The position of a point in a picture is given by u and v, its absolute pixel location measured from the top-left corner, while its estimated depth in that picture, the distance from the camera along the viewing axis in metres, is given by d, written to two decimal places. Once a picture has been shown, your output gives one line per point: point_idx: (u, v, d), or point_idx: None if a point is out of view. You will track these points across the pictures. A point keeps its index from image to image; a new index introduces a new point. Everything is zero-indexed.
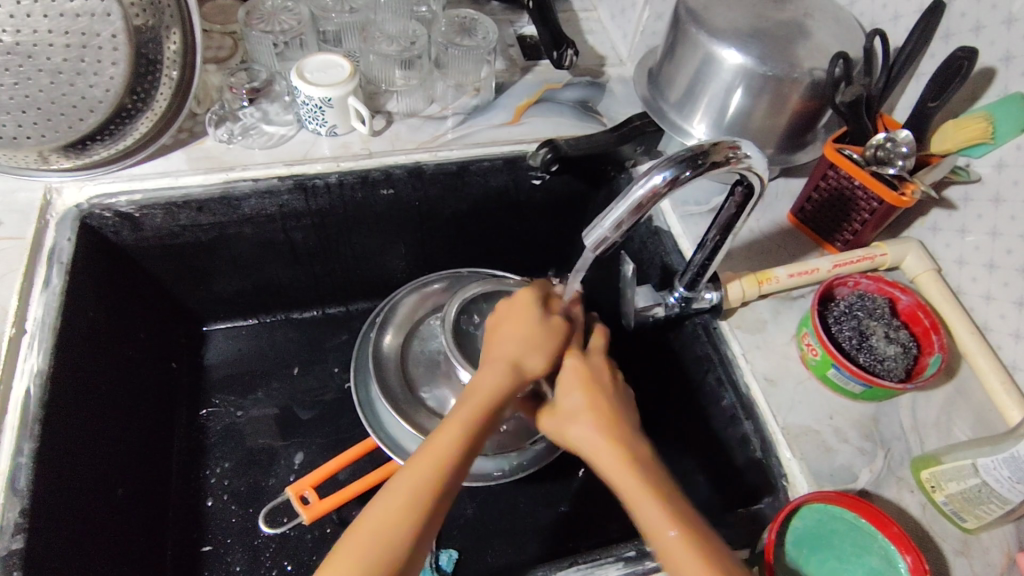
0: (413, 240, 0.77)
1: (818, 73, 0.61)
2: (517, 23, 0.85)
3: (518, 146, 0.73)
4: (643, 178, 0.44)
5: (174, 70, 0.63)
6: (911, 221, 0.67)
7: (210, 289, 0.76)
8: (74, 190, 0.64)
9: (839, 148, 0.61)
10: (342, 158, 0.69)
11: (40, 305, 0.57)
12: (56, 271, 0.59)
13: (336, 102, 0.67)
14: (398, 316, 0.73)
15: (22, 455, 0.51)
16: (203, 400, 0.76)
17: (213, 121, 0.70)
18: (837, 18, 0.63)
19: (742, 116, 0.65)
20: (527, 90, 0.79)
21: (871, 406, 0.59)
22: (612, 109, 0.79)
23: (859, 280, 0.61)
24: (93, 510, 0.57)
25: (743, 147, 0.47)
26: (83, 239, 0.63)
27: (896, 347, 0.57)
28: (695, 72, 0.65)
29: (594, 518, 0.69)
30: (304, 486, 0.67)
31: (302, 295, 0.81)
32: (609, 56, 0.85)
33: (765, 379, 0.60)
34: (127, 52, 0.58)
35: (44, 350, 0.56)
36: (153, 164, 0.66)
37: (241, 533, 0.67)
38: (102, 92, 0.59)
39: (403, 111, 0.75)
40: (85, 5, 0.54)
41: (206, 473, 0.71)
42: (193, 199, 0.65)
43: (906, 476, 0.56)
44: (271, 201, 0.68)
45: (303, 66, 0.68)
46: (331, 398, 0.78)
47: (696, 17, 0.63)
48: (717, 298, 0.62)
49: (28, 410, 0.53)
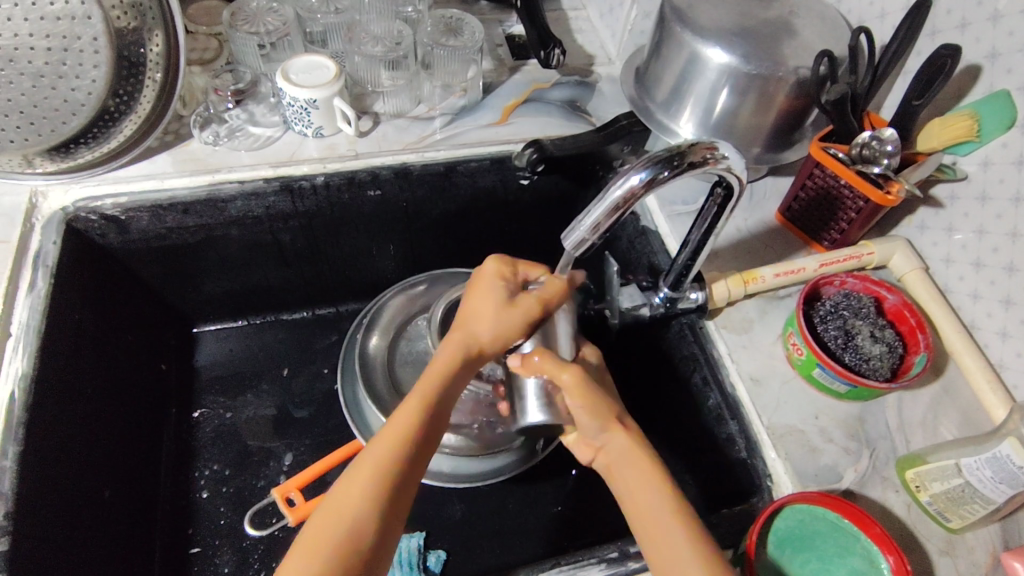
0: (402, 239, 0.77)
1: (803, 71, 0.60)
2: (505, 23, 0.85)
3: (505, 146, 0.73)
4: (621, 179, 0.44)
5: (157, 73, 0.63)
6: (898, 220, 0.66)
7: (200, 291, 0.76)
8: (59, 193, 0.64)
9: (825, 147, 0.61)
10: (328, 160, 0.69)
11: (25, 308, 0.57)
12: (41, 274, 0.59)
13: (321, 103, 0.67)
14: (384, 319, 0.73)
15: (6, 459, 0.51)
16: (193, 401, 0.76)
17: (198, 123, 0.70)
18: (822, 17, 0.63)
19: (727, 116, 0.65)
20: (515, 90, 0.78)
21: (857, 406, 0.59)
22: (601, 108, 0.79)
23: (845, 279, 0.60)
24: (80, 511, 0.57)
25: (722, 147, 0.47)
26: (69, 242, 0.63)
27: (881, 346, 0.56)
28: (680, 70, 0.65)
29: (583, 517, 0.69)
30: (290, 487, 0.68)
31: (290, 296, 0.80)
32: (598, 56, 0.84)
33: (751, 379, 0.60)
34: (109, 55, 0.57)
35: (29, 354, 0.56)
36: (139, 167, 0.66)
37: (230, 535, 0.67)
38: (85, 96, 0.58)
39: (391, 112, 0.75)
40: (66, 9, 0.54)
41: (195, 475, 0.71)
42: (179, 201, 0.66)
43: (891, 475, 0.55)
44: (258, 203, 0.68)
45: (288, 68, 0.67)
46: (321, 398, 0.78)
47: (681, 15, 0.63)
48: (702, 297, 0.61)
49: (13, 413, 0.53)
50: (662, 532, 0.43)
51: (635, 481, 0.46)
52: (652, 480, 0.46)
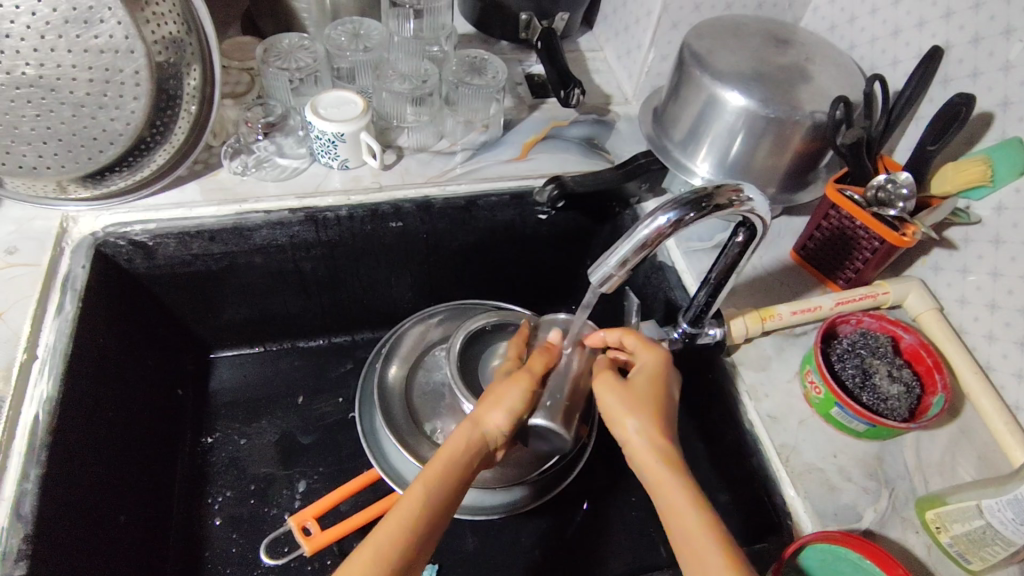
0: (420, 270, 0.78)
1: (819, 115, 0.62)
2: (525, 62, 0.88)
3: (525, 181, 0.74)
4: (649, 218, 0.45)
5: (192, 105, 0.65)
6: (912, 261, 0.68)
7: (219, 317, 0.77)
8: (90, 219, 0.65)
9: (841, 188, 0.63)
10: (352, 192, 0.71)
11: (52, 330, 0.58)
12: (69, 298, 0.60)
13: (348, 137, 0.69)
14: (403, 348, 0.74)
15: (27, 482, 0.51)
16: (206, 426, 0.76)
17: (228, 154, 0.72)
18: (837, 64, 0.65)
19: (744, 157, 0.66)
20: (534, 127, 0.80)
21: (875, 445, 0.59)
22: (618, 146, 0.81)
23: (862, 317, 0.61)
24: (95, 537, 0.57)
25: (746, 190, 0.48)
26: (97, 266, 0.64)
27: (898, 386, 0.57)
28: (699, 112, 0.66)
29: (597, 551, 0.69)
30: (307, 516, 0.66)
31: (307, 324, 0.81)
32: (615, 95, 0.86)
33: (769, 417, 0.61)
34: (149, 88, 0.59)
35: (54, 376, 0.56)
36: (168, 195, 0.68)
37: (243, 563, 0.67)
38: (124, 126, 0.60)
39: (414, 146, 0.77)
40: (110, 42, 0.55)
41: (209, 501, 0.71)
42: (205, 229, 0.67)
43: (911, 516, 0.55)
44: (282, 232, 0.69)
45: (317, 102, 0.69)
46: (333, 425, 0.78)
47: (699, 60, 0.65)
48: (721, 334, 0.62)
49: (37, 435, 0.53)
50: (709, 565, 0.42)
51: (666, 484, 0.47)
52: (684, 502, 0.45)
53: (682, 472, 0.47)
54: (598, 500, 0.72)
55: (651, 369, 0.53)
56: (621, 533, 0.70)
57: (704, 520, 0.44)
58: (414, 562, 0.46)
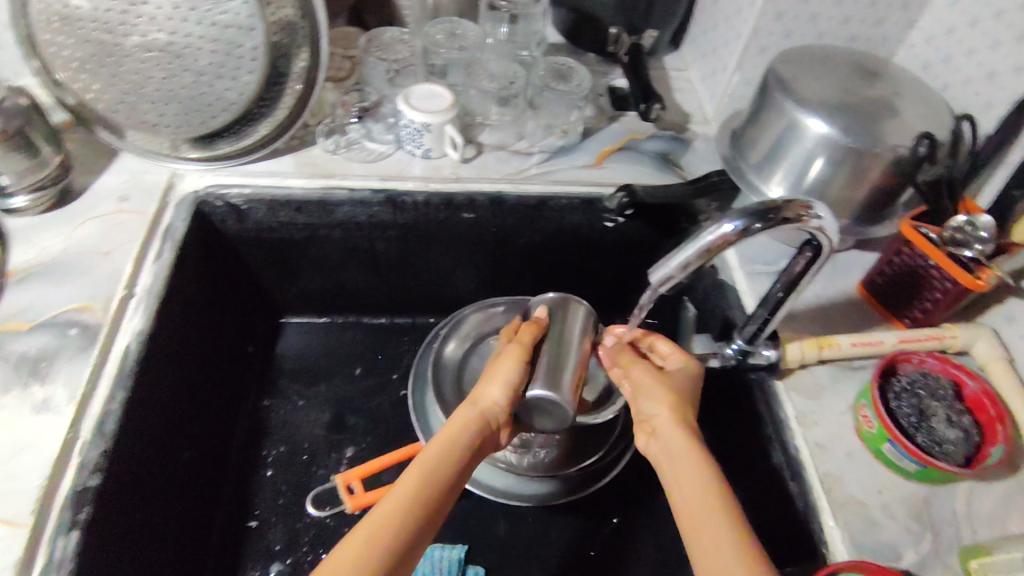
0: (485, 262, 0.81)
1: (903, 149, 0.62)
2: (610, 75, 0.90)
3: (597, 188, 0.76)
4: (714, 225, 0.46)
5: (298, 83, 0.68)
6: (985, 308, 0.66)
7: (294, 284, 0.82)
8: (194, 177, 0.72)
9: (917, 226, 0.62)
10: (431, 179, 0.74)
11: (150, 273, 0.64)
12: (168, 246, 0.66)
13: (434, 128, 0.73)
14: (463, 329, 0.77)
15: (112, 404, 0.56)
16: (269, 384, 0.81)
17: (323, 133, 0.77)
18: (927, 101, 0.65)
19: (820, 185, 0.66)
20: (612, 137, 0.82)
21: (925, 488, 0.58)
22: (693, 164, 0.82)
23: (925, 358, 0.60)
24: (161, 466, 0.61)
25: (816, 207, 0.48)
26: (196, 221, 0.70)
27: (956, 431, 0.56)
28: (778, 136, 0.66)
29: (624, 557, 0.70)
30: (352, 477, 0.72)
31: (372, 302, 0.85)
32: (695, 114, 0.87)
33: (816, 444, 0.60)
34: (263, 64, 0.64)
35: (146, 313, 0.62)
36: (265, 164, 0.74)
37: (287, 515, 0.71)
38: (236, 96, 0.66)
39: (494, 143, 0.80)
40: (235, 19, 0.61)
41: (264, 453, 0.75)
42: (294, 199, 0.72)
43: (954, 564, 0.54)
44: (362, 211, 0.74)
45: (410, 93, 0.73)
46: (385, 400, 0.81)
47: (784, 85, 0.65)
48: (774, 357, 0.62)
49: (126, 362, 0.59)
50: (712, 527, 0.46)
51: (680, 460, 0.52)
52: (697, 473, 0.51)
53: (698, 450, 0.53)
54: (632, 508, 0.73)
55: (679, 369, 0.60)
56: (651, 543, 0.71)
57: (714, 488, 0.49)
58: (426, 530, 0.49)
